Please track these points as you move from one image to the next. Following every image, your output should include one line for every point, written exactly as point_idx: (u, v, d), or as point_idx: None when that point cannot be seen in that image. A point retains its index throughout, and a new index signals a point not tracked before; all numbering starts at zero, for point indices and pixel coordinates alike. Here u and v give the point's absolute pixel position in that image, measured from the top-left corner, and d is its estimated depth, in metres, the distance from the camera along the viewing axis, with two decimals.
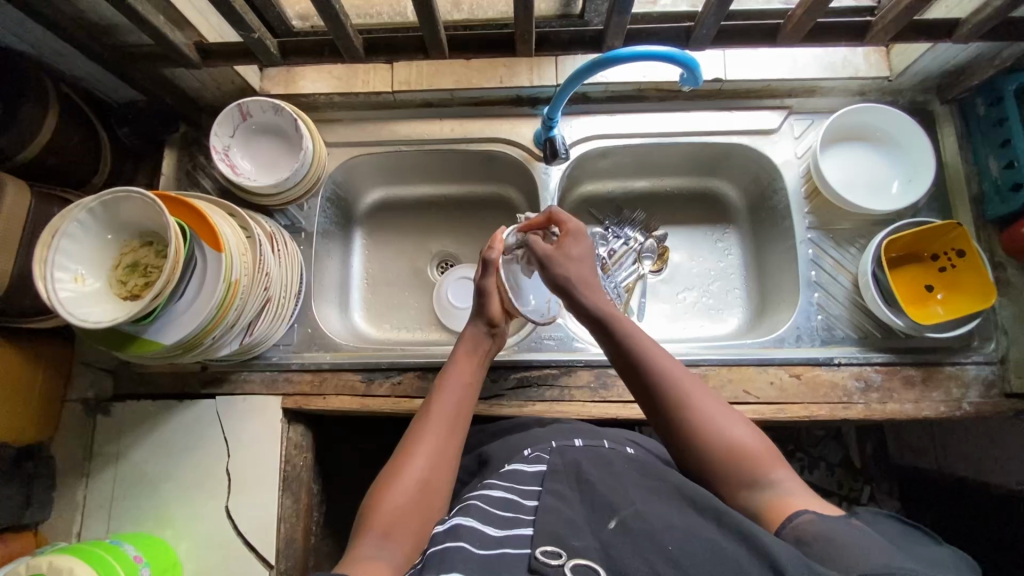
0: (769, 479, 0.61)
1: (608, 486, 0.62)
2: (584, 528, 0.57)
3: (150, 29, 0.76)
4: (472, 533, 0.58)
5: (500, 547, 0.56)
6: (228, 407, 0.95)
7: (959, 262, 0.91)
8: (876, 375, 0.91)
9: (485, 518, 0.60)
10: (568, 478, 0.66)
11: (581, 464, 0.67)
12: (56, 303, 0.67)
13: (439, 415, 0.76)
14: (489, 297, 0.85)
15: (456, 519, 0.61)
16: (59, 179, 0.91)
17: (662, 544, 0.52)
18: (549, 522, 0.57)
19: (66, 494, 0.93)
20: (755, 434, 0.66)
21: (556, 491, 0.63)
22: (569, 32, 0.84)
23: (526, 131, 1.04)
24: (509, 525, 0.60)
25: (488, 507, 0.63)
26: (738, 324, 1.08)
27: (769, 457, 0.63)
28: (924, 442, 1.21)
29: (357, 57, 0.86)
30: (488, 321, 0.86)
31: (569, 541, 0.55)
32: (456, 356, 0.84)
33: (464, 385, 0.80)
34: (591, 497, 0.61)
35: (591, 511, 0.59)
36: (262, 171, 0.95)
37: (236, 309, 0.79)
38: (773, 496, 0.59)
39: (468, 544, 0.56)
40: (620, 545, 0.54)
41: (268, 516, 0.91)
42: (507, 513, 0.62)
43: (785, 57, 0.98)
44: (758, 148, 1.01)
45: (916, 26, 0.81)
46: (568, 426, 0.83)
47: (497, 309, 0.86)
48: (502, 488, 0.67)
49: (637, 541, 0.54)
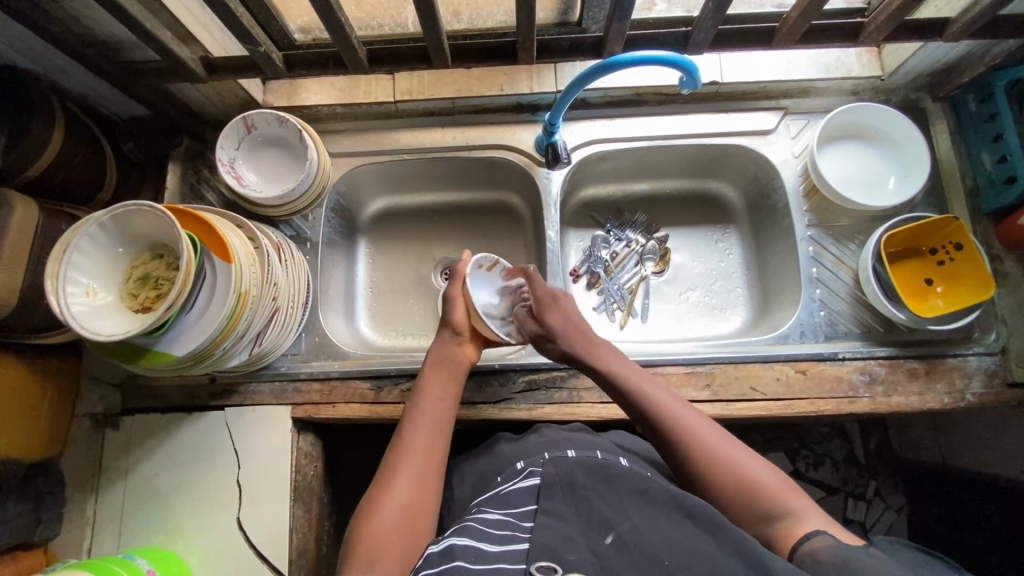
0: (788, 509, 0.64)
1: (604, 502, 0.63)
2: (580, 543, 0.57)
3: (157, 45, 0.77)
4: (468, 550, 0.58)
5: (496, 563, 0.56)
6: (237, 419, 0.95)
7: (957, 255, 0.92)
8: (880, 368, 0.93)
9: (480, 536, 0.60)
10: (562, 492, 0.65)
11: (575, 478, 0.67)
12: (69, 317, 0.68)
13: (419, 433, 0.77)
14: (455, 306, 0.90)
15: (450, 539, 0.61)
16: (65, 196, 0.91)
17: (659, 557, 0.54)
18: (545, 536, 0.58)
19: (76, 510, 0.93)
20: (768, 470, 0.69)
21: (550, 510, 0.62)
22: (569, 39, 0.86)
23: (526, 137, 1.05)
24: (504, 541, 0.59)
25: (486, 528, 0.62)
26: (741, 323, 1.09)
27: (789, 492, 0.66)
28: (927, 435, 1.21)
29: (361, 68, 0.87)
30: (454, 330, 0.88)
31: (565, 555, 0.55)
32: (427, 370, 0.86)
33: (435, 403, 0.81)
34: (585, 511, 0.62)
35: (586, 525, 0.60)
36: (268, 183, 0.96)
37: (246, 320, 0.80)
38: (786, 523, 0.62)
39: (465, 562, 0.56)
40: (617, 560, 0.55)
41: (280, 526, 0.91)
42: (502, 532, 0.61)
43: (779, 59, 1.00)
44: (756, 149, 1.03)
45: (907, 26, 0.83)
46: (577, 435, 0.85)
47: (462, 318, 0.89)
48: (498, 511, 0.65)
49: (633, 554, 0.55)
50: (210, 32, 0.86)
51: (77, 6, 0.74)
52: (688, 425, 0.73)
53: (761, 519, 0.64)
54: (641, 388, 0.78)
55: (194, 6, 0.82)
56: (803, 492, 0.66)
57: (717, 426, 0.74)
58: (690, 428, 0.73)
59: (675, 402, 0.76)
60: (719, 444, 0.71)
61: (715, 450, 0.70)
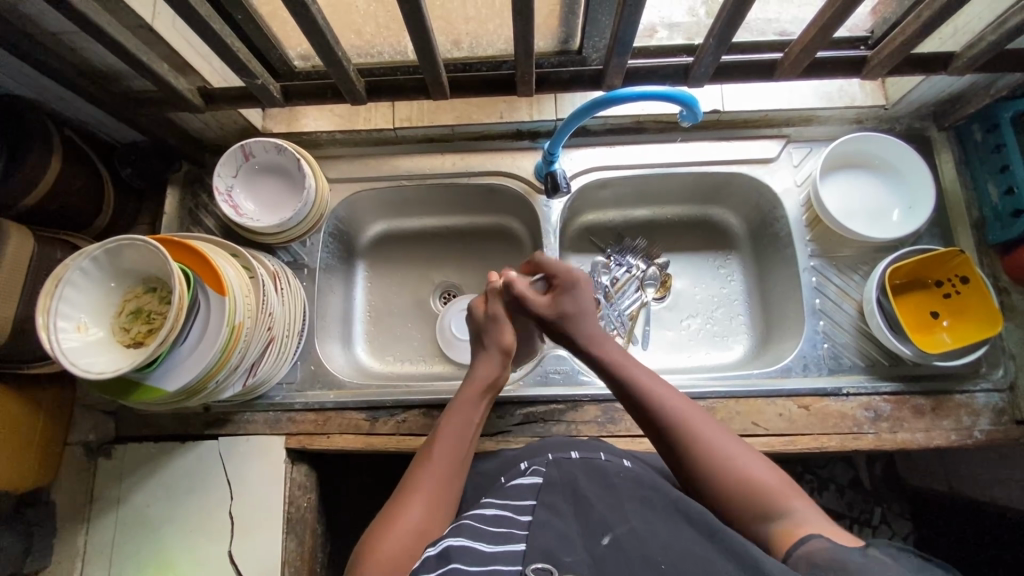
0: (785, 509, 0.62)
1: (604, 502, 0.61)
2: (577, 544, 0.56)
3: (154, 77, 0.77)
4: (464, 553, 0.55)
5: (494, 564, 0.54)
6: (231, 449, 0.94)
7: (963, 288, 0.91)
8: (885, 405, 0.91)
9: (477, 535, 0.58)
10: (564, 491, 0.65)
11: (577, 479, 0.66)
12: (58, 353, 0.67)
13: (445, 456, 0.74)
14: (505, 327, 0.84)
15: (446, 540, 0.58)
16: (63, 223, 0.91)
17: (656, 561, 0.53)
18: (542, 538, 0.56)
19: (66, 541, 0.92)
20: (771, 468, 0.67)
21: (549, 505, 0.62)
22: (569, 71, 0.86)
23: (526, 164, 1.05)
24: (501, 541, 0.58)
25: (482, 525, 0.60)
26: (744, 352, 1.07)
27: (786, 490, 0.64)
28: (934, 463, 1.18)
29: (359, 99, 0.87)
30: (502, 351, 0.83)
31: (562, 558, 0.54)
32: (465, 387, 0.81)
33: (466, 425, 0.77)
34: (583, 510, 0.61)
35: (584, 526, 0.59)
36: (265, 211, 0.95)
37: (239, 352, 0.79)
38: (784, 526, 0.61)
39: (463, 564, 0.53)
40: (613, 561, 0.54)
41: (272, 559, 0.90)
42: (499, 529, 0.60)
43: (782, 88, 0.99)
44: (758, 177, 1.02)
45: (912, 60, 0.82)
46: (563, 440, 0.81)
47: (513, 338, 0.84)
48: (495, 505, 0.65)
49: (630, 559, 0.54)
50: (210, 61, 0.86)
51: (74, 37, 0.74)
52: (691, 421, 0.71)
53: (768, 526, 0.62)
54: (624, 368, 0.78)
55: (193, 38, 0.82)
56: (803, 492, 0.65)
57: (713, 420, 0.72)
58: (685, 417, 0.71)
59: (676, 392, 0.75)
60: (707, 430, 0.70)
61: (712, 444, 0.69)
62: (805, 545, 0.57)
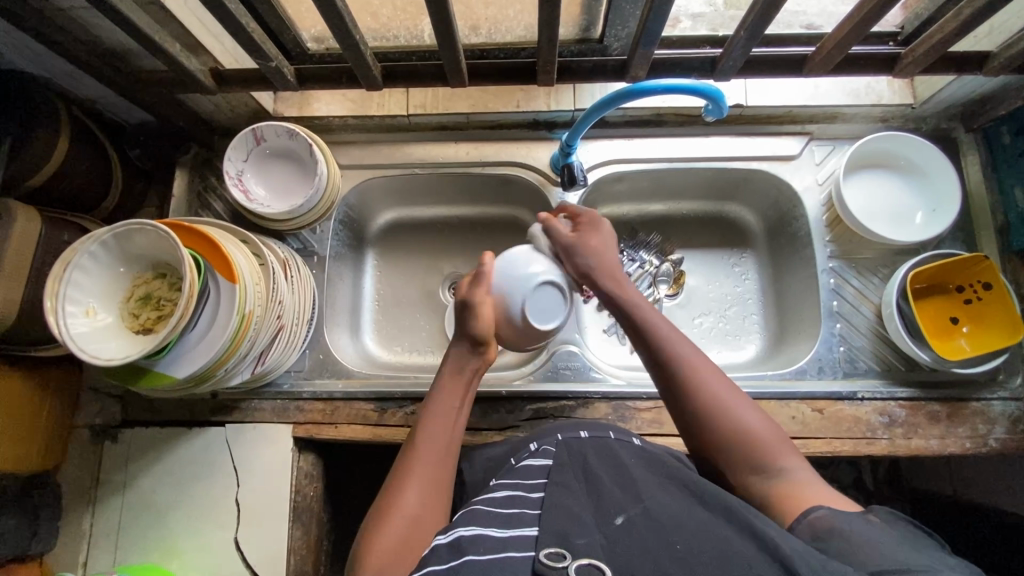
0: (776, 466, 0.62)
1: (616, 484, 0.60)
2: (590, 527, 0.54)
3: (165, 56, 0.74)
4: (477, 541, 0.53)
5: (504, 551, 0.52)
6: (238, 436, 0.93)
7: (985, 294, 0.89)
8: (900, 410, 0.90)
9: (487, 522, 0.57)
10: (574, 470, 0.64)
11: (587, 458, 0.66)
12: (67, 337, 0.66)
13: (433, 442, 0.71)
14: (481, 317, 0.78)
15: (458, 529, 0.56)
16: (70, 204, 0.89)
17: (672, 543, 0.51)
18: (555, 523, 0.55)
19: (71, 523, 0.92)
20: (769, 423, 0.66)
21: (560, 482, 0.62)
22: (591, 61, 0.83)
23: (542, 155, 1.03)
24: (513, 525, 0.56)
25: (493, 508, 0.59)
26: (756, 352, 1.06)
27: (779, 445, 0.64)
28: (940, 468, 1.17)
29: (375, 85, 0.85)
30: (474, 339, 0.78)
31: (574, 541, 0.52)
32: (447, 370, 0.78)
33: (449, 410, 0.74)
34: (596, 490, 0.60)
35: (597, 507, 0.58)
36: (276, 196, 0.94)
37: (249, 340, 0.78)
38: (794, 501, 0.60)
39: (475, 554, 0.51)
40: (626, 542, 0.52)
41: (278, 548, 0.89)
42: (511, 511, 0.59)
43: (807, 83, 0.96)
44: (779, 175, 1.00)
45: (947, 59, 0.80)
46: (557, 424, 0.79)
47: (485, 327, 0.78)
48: (507, 487, 0.64)
49: (644, 539, 0.52)
50: (221, 42, 0.84)
51: (84, 14, 0.71)
52: (699, 377, 0.68)
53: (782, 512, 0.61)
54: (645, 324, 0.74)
55: (206, 17, 0.79)
56: (798, 449, 0.64)
57: (711, 361, 0.71)
58: (693, 370, 0.69)
59: (687, 340, 0.72)
60: (718, 387, 0.68)
61: (702, 384, 0.68)
62: (812, 515, 0.56)
